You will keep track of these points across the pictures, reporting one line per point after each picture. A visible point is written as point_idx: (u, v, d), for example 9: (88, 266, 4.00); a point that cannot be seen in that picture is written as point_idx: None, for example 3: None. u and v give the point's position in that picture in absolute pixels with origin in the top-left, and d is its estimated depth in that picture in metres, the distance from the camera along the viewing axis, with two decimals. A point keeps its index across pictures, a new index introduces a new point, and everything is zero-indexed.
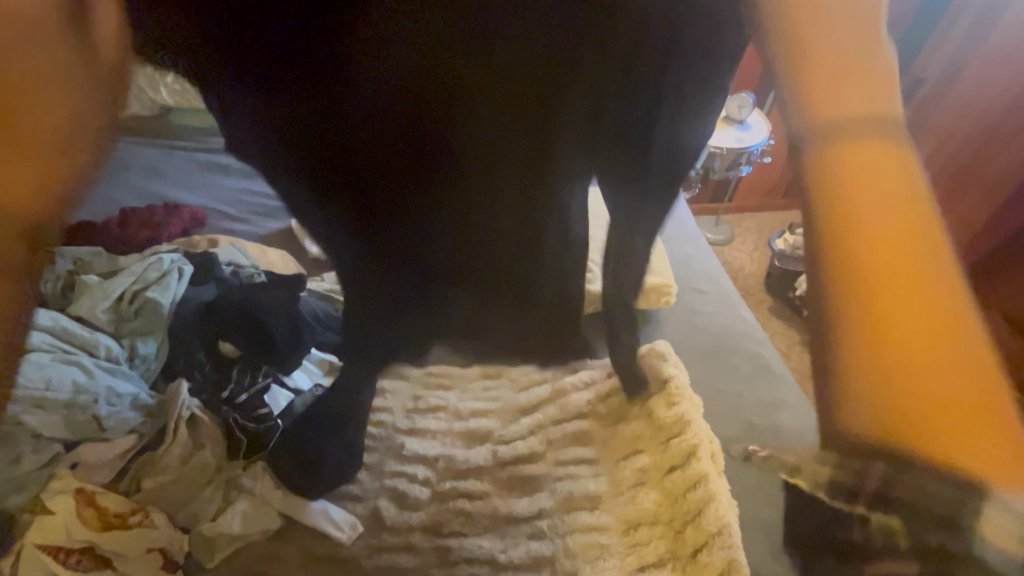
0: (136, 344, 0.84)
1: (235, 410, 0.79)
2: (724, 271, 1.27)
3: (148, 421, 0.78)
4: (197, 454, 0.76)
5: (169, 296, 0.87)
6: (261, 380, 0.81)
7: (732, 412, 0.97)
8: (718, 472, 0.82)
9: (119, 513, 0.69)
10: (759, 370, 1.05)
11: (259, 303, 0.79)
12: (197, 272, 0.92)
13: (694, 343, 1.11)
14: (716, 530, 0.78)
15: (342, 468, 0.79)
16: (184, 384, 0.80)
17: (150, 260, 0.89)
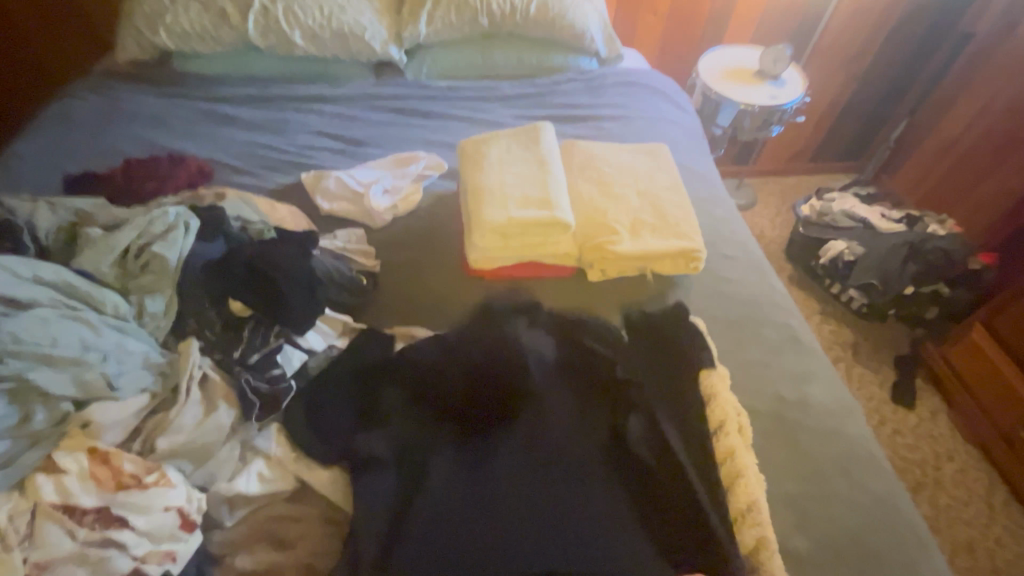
0: (144, 301, 0.78)
1: (248, 371, 0.78)
2: (747, 238, 1.23)
3: (159, 380, 0.74)
4: (212, 415, 0.73)
5: (176, 251, 0.81)
6: (273, 341, 0.81)
7: (761, 384, 0.93)
8: (744, 446, 0.79)
9: (135, 474, 0.65)
10: (788, 341, 1.01)
11: (270, 262, 0.82)
12: (204, 227, 0.88)
13: (721, 311, 1.04)
14: (747, 506, 0.73)
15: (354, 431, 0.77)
16: (195, 343, 0.77)
17: (154, 213, 0.84)
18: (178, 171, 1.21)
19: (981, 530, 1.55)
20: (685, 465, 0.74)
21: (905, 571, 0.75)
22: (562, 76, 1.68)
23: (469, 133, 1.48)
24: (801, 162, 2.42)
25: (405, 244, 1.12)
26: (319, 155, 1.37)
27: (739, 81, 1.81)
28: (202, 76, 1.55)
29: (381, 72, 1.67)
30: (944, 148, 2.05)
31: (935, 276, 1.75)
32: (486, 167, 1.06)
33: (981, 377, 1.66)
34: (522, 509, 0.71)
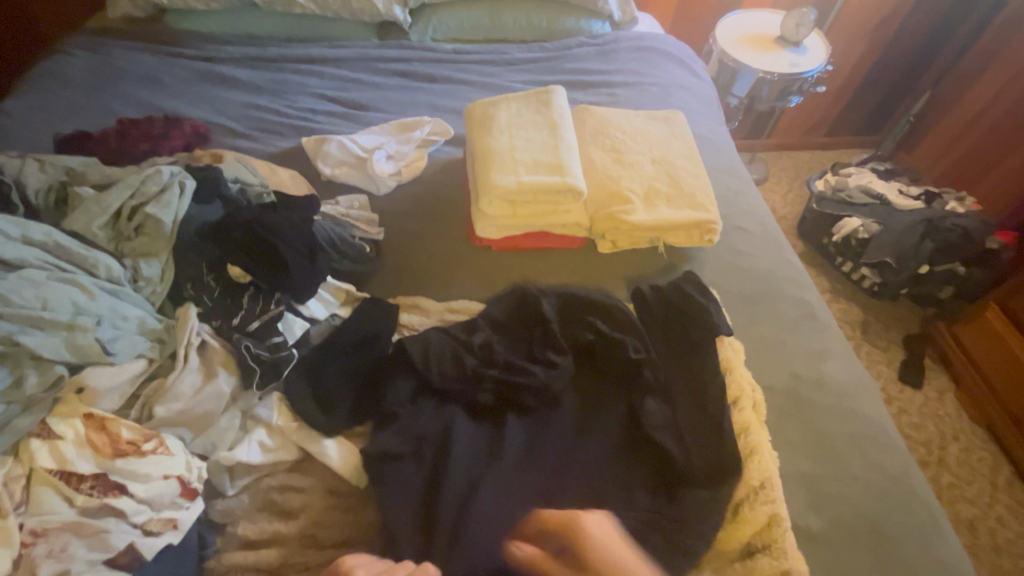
0: (139, 264, 0.75)
1: (247, 338, 0.75)
2: (765, 210, 1.18)
3: (157, 346, 0.72)
4: (212, 382, 0.71)
5: (172, 213, 0.77)
6: (273, 308, 0.78)
7: (775, 360, 0.90)
8: (758, 423, 0.78)
9: (134, 441, 0.63)
10: (804, 318, 0.98)
11: (270, 226, 0.79)
12: (200, 189, 0.84)
13: (736, 286, 1.00)
14: (759, 483, 0.71)
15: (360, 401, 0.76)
16: (194, 309, 0.75)
17: (147, 172, 0.80)
18: (173, 133, 1.16)
19: (983, 509, 1.54)
20: (701, 454, 0.74)
21: (918, 550, 0.74)
22: (573, 40, 1.60)
23: (476, 98, 1.42)
24: (817, 136, 2.34)
25: (409, 212, 1.08)
26: (319, 119, 1.32)
27: (759, 47, 1.72)
28: (197, 34, 1.48)
29: (384, 34, 1.59)
30: (968, 123, 1.98)
31: (951, 255, 1.71)
32: (495, 132, 1.01)
33: (992, 358, 1.63)
34: (542, 494, 0.72)
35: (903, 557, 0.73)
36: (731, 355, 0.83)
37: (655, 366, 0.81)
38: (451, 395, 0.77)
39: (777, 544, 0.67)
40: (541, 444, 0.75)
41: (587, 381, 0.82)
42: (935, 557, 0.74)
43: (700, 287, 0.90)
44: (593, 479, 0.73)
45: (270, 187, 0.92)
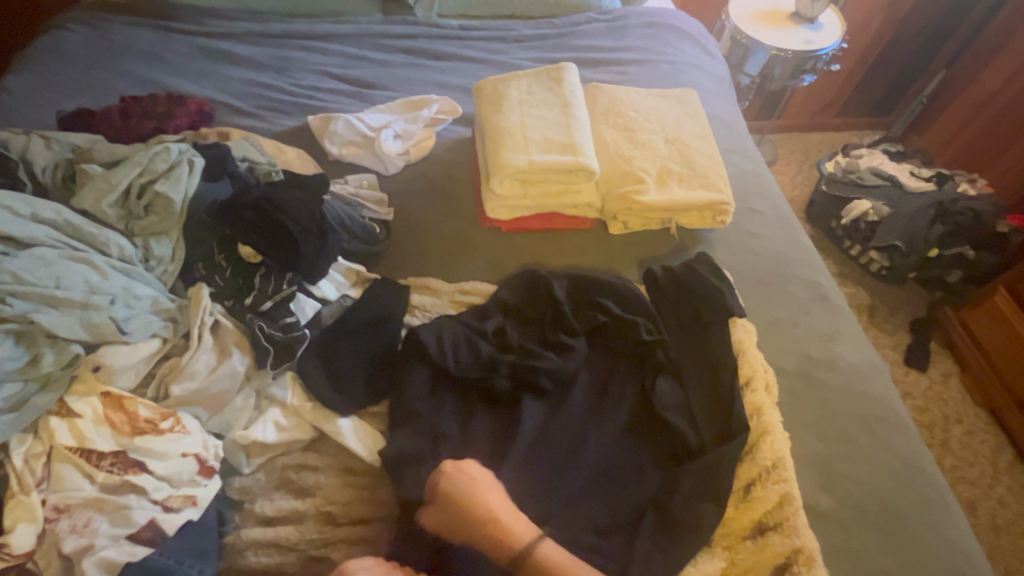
0: (150, 244, 0.74)
1: (260, 318, 0.75)
2: (778, 191, 1.17)
3: (170, 326, 0.72)
4: (226, 362, 0.71)
5: (181, 190, 0.76)
6: (286, 289, 0.78)
7: (787, 342, 0.90)
8: (769, 403, 0.77)
9: (152, 420, 0.64)
10: (817, 300, 0.97)
11: (280, 205, 0.78)
12: (209, 166, 0.83)
13: (748, 267, 1.00)
14: (771, 463, 0.71)
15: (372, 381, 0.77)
16: (206, 289, 0.74)
17: (156, 149, 0.79)
18: (177, 111, 1.15)
19: (984, 490, 1.56)
20: (709, 437, 0.74)
21: (926, 528, 0.75)
22: (582, 16, 1.56)
23: (483, 75, 1.39)
24: (827, 116, 2.30)
25: (419, 192, 1.07)
26: (325, 97, 1.30)
27: (773, 24, 1.68)
28: (198, 9, 1.45)
29: (389, 9, 1.56)
30: (982, 103, 1.94)
31: (962, 238, 1.69)
32: (505, 110, 0.99)
33: (998, 342, 1.63)
34: (546, 475, 0.72)
35: (911, 534, 0.74)
36: (744, 337, 0.83)
37: (667, 347, 0.81)
38: (467, 379, 0.77)
39: (788, 522, 0.67)
40: (556, 426, 0.75)
41: (601, 364, 0.82)
42: (943, 535, 0.75)
43: (713, 268, 0.89)
44: (609, 459, 0.74)
45: (278, 166, 0.91)
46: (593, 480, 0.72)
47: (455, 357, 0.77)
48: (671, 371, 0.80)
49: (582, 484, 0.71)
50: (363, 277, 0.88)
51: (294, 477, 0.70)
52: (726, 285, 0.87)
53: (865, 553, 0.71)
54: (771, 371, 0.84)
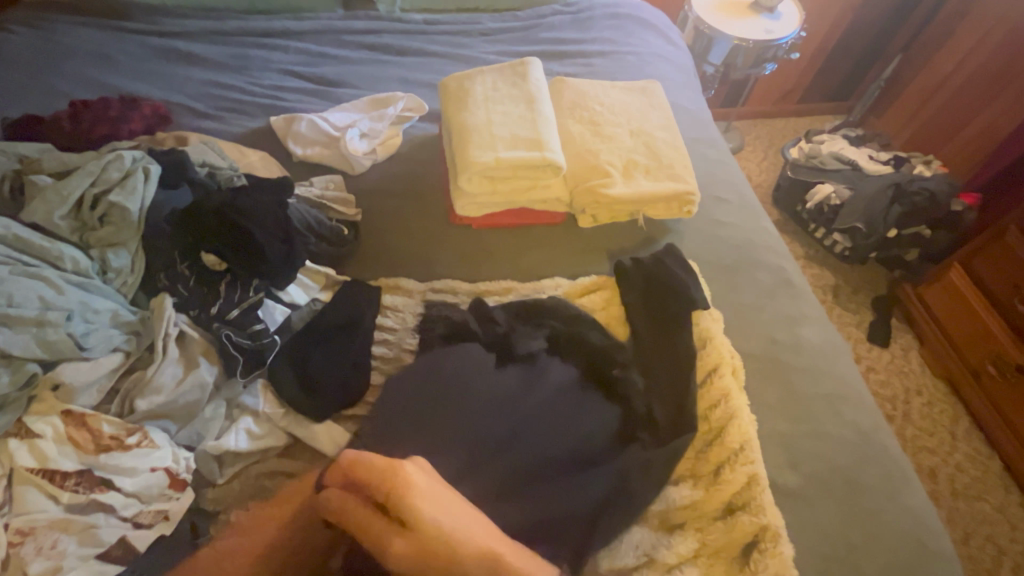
0: (107, 255, 0.72)
1: (227, 326, 0.74)
2: (742, 179, 1.20)
3: (133, 339, 0.70)
4: (193, 373, 0.70)
5: (138, 200, 0.74)
6: (253, 296, 0.77)
7: (753, 327, 0.93)
8: (737, 388, 0.80)
9: (117, 436, 0.62)
10: (781, 284, 1.00)
11: (244, 211, 0.76)
12: (167, 174, 0.80)
13: (714, 255, 1.02)
14: (739, 446, 0.74)
15: (346, 384, 0.76)
16: (169, 299, 0.72)
17: (108, 157, 0.76)
18: (131, 115, 1.11)
19: (943, 458, 1.64)
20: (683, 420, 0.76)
21: (886, 498, 0.79)
22: (547, 8, 1.56)
23: (449, 70, 1.38)
24: (790, 103, 2.36)
25: (387, 191, 1.06)
26: (287, 96, 1.27)
27: (734, 14, 1.71)
28: (149, 7, 1.39)
29: (351, 4, 1.53)
30: (935, 86, 2.01)
31: (918, 218, 1.76)
32: (471, 106, 0.99)
33: (954, 316, 1.70)
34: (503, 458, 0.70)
35: (872, 504, 0.78)
36: (710, 325, 0.86)
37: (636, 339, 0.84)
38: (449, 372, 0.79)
39: (756, 501, 0.70)
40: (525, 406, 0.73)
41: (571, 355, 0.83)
42: (902, 503, 0.79)
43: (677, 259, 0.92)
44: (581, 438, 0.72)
45: (240, 170, 0.89)
46: (559, 461, 0.70)
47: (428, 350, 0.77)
48: (642, 360, 0.82)
49: (546, 466, 0.70)
50: (333, 279, 0.88)
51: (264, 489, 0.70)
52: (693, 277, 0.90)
53: (829, 525, 0.75)
54: (738, 356, 0.86)
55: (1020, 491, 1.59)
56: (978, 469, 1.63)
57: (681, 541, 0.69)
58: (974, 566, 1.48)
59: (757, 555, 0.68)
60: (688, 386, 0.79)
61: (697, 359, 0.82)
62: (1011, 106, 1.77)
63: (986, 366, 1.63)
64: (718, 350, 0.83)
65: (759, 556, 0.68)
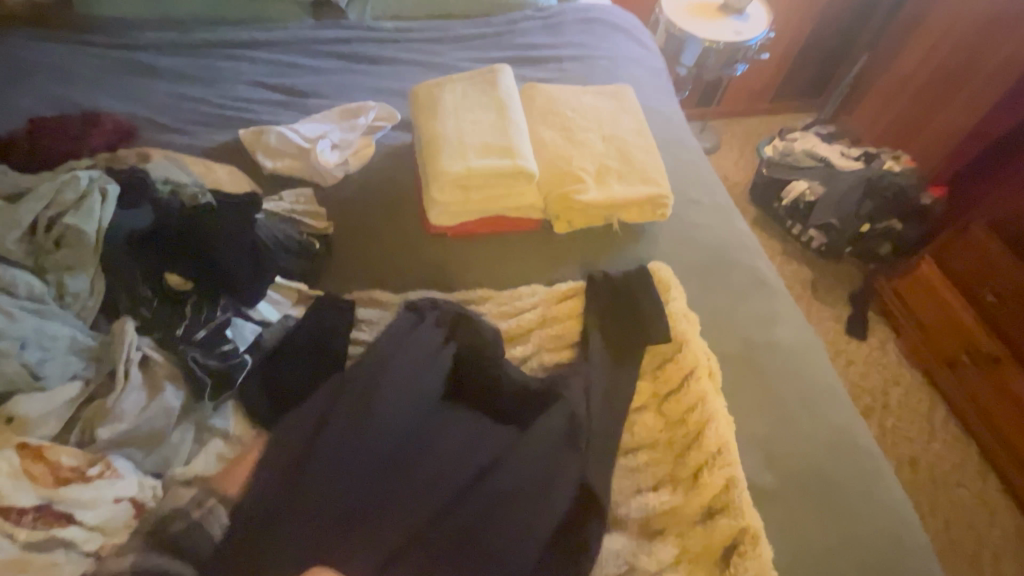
0: (64, 280, 0.70)
1: (194, 348, 0.72)
2: (715, 180, 1.21)
3: (92, 365, 0.68)
4: (157, 398, 0.67)
5: (94, 221, 0.72)
6: (220, 316, 0.75)
7: (728, 328, 0.94)
8: (713, 390, 0.80)
9: (78, 467, 0.60)
10: (754, 284, 1.01)
11: (208, 229, 0.75)
12: (126, 193, 0.78)
13: (688, 257, 1.03)
14: (716, 449, 0.74)
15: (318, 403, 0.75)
16: (130, 322, 0.70)
17: (63, 178, 0.74)
18: (93, 132, 1.08)
19: (922, 447, 1.68)
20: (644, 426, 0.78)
21: (862, 494, 0.80)
22: (519, 13, 1.56)
23: (421, 78, 1.37)
24: (764, 102, 2.39)
25: (360, 202, 1.04)
26: (256, 108, 1.25)
27: (705, 17, 1.73)
28: (110, 20, 1.36)
29: (320, 13, 1.51)
30: (901, 83, 2.06)
31: (889, 213, 1.80)
32: (441, 115, 0.98)
33: (927, 308, 1.74)
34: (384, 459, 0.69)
35: (848, 501, 0.79)
36: (685, 327, 0.85)
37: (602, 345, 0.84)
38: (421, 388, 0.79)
39: (734, 504, 0.70)
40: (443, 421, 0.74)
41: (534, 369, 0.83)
42: (875, 499, 0.80)
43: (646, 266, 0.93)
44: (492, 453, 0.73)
45: (205, 186, 0.86)
46: (469, 477, 0.70)
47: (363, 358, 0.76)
48: (622, 366, 0.82)
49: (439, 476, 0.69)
50: (304, 295, 0.86)
51: (220, 511, 0.65)
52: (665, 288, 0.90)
53: (807, 524, 0.76)
54: (714, 358, 0.87)
55: (996, 476, 1.63)
56: (956, 457, 1.66)
57: (661, 548, 0.69)
58: (955, 552, 1.51)
59: (736, 559, 0.68)
60: (628, 395, 0.80)
61: (658, 363, 0.84)
62: (973, 101, 1.82)
63: (960, 356, 1.67)
64: (693, 354, 0.82)
65: (738, 560, 0.68)
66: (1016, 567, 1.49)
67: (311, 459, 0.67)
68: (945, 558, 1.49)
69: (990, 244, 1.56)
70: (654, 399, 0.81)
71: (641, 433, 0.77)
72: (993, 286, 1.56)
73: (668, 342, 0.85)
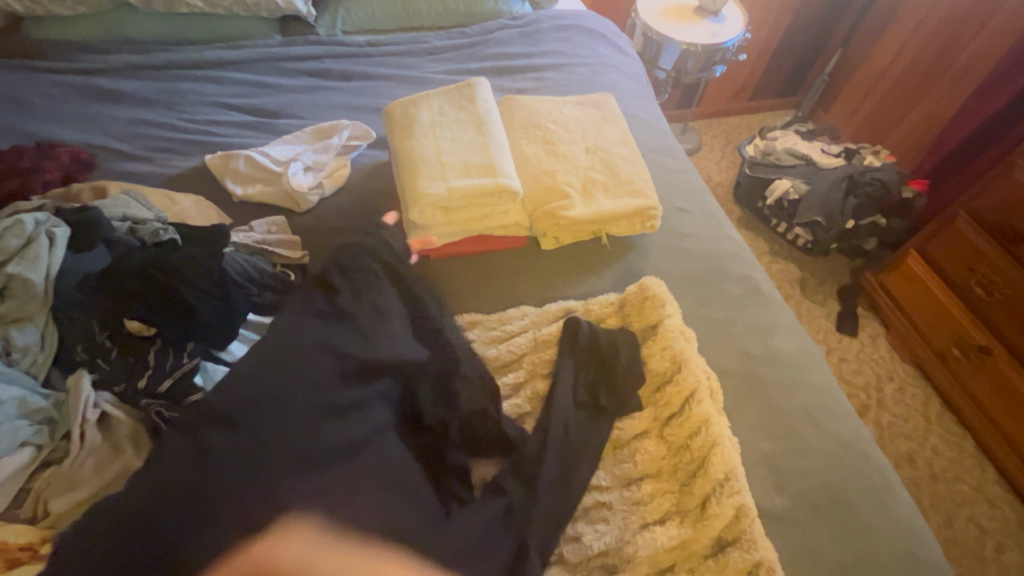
0: (10, 335, 0.64)
1: (157, 402, 0.66)
2: (703, 186, 1.18)
3: (45, 429, 0.62)
4: (118, 460, 0.62)
5: (41, 269, 0.66)
6: (187, 362, 0.69)
7: (726, 341, 0.91)
8: (716, 412, 0.76)
9: (29, 546, 0.55)
10: (750, 293, 0.99)
11: (171, 269, 0.69)
12: (77, 234, 0.72)
13: (681, 269, 1.00)
14: (724, 475, 0.70)
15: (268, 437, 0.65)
16: (87, 378, 0.65)
17: (6, 223, 0.68)
18: (48, 164, 1.01)
19: (920, 442, 1.67)
20: (649, 458, 0.74)
21: (875, 510, 0.77)
22: (494, 23, 1.52)
23: (396, 93, 1.33)
24: (742, 101, 2.40)
25: (337, 227, 0.99)
26: (224, 131, 1.19)
27: (680, 20, 1.71)
28: (66, 44, 1.29)
29: (288, 29, 1.46)
30: (876, 79, 2.08)
31: (874, 208, 1.80)
32: (417, 134, 0.94)
33: (916, 302, 1.74)
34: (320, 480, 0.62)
35: (862, 519, 0.76)
36: (685, 346, 0.81)
37: (591, 374, 0.79)
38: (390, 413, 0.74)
39: (746, 535, 0.67)
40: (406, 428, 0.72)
41: (531, 400, 0.79)
42: (888, 513, 0.77)
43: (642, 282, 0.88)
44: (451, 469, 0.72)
45: (166, 220, 0.81)
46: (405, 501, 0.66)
47: (336, 358, 0.72)
48: (624, 394, 0.78)
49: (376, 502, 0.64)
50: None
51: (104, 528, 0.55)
52: (661, 305, 0.85)
53: (822, 547, 0.73)
54: (714, 376, 0.83)
55: (994, 467, 1.63)
56: (953, 450, 1.66)
57: None
58: (959, 548, 1.50)
59: None
60: (624, 423, 0.77)
61: (657, 387, 0.80)
62: (948, 94, 1.83)
63: (951, 349, 1.66)
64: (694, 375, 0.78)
65: None
66: (1019, 559, 1.49)
67: (232, 468, 0.60)
68: (948, 554, 1.48)
69: (973, 237, 1.55)
70: (655, 424, 0.77)
71: (643, 461, 0.74)
72: (979, 279, 1.55)
73: (666, 363, 0.81)
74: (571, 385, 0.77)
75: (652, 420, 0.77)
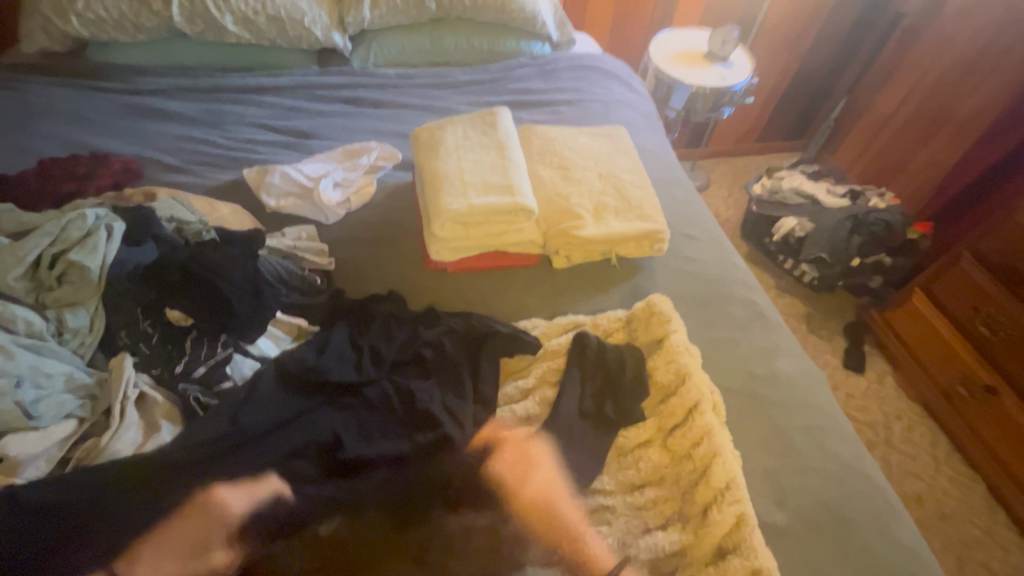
0: (64, 316, 0.69)
1: (192, 385, 0.71)
2: (709, 215, 1.23)
3: (88, 404, 0.66)
4: (152, 437, 0.66)
5: (98, 259, 0.72)
6: (221, 352, 0.74)
7: (730, 361, 0.94)
8: (718, 425, 0.78)
9: None
10: (753, 317, 1.02)
11: (209, 265, 0.75)
12: (131, 231, 0.79)
13: (687, 291, 1.04)
14: (725, 485, 0.71)
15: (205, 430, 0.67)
16: (129, 359, 0.69)
17: (69, 216, 0.74)
18: (100, 171, 1.10)
19: (929, 482, 1.65)
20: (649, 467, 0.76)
21: (874, 530, 0.78)
22: (515, 61, 1.63)
23: (421, 121, 1.42)
24: (750, 143, 2.49)
25: (360, 239, 1.05)
26: (260, 149, 1.28)
27: (691, 64, 1.82)
28: (123, 68, 1.42)
29: (325, 61, 1.58)
30: (879, 126, 2.16)
31: (879, 247, 1.84)
32: (442, 155, 1.02)
33: (922, 339, 1.75)
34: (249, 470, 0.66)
35: (862, 539, 0.77)
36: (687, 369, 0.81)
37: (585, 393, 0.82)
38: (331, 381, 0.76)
39: (744, 543, 0.68)
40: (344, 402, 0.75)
41: (536, 413, 0.81)
42: (890, 536, 0.78)
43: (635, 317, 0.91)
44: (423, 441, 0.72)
45: (209, 224, 0.88)
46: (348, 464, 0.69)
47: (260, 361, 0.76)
48: (619, 425, 0.80)
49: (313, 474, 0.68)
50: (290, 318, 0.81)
51: None
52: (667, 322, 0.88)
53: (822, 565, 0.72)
54: (717, 390, 0.86)
55: (1006, 513, 1.60)
56: (964, 493, 1.63)
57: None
58: None
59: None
60: (625, 436, 0.80)
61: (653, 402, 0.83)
62: (951, 141, 1.90)
63: (957, 388, 1.66)
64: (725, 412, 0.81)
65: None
66: None
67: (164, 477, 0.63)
68: None
69: (977, 278, 1.57)
70: (658, 434, 0.79)
71: (648, 467, 0.76)
72: (984, 318, 1.57)
73: (671, 374, 0.83)
74: (567, 403, 0.80)
75: (662, 435, 0.79)
